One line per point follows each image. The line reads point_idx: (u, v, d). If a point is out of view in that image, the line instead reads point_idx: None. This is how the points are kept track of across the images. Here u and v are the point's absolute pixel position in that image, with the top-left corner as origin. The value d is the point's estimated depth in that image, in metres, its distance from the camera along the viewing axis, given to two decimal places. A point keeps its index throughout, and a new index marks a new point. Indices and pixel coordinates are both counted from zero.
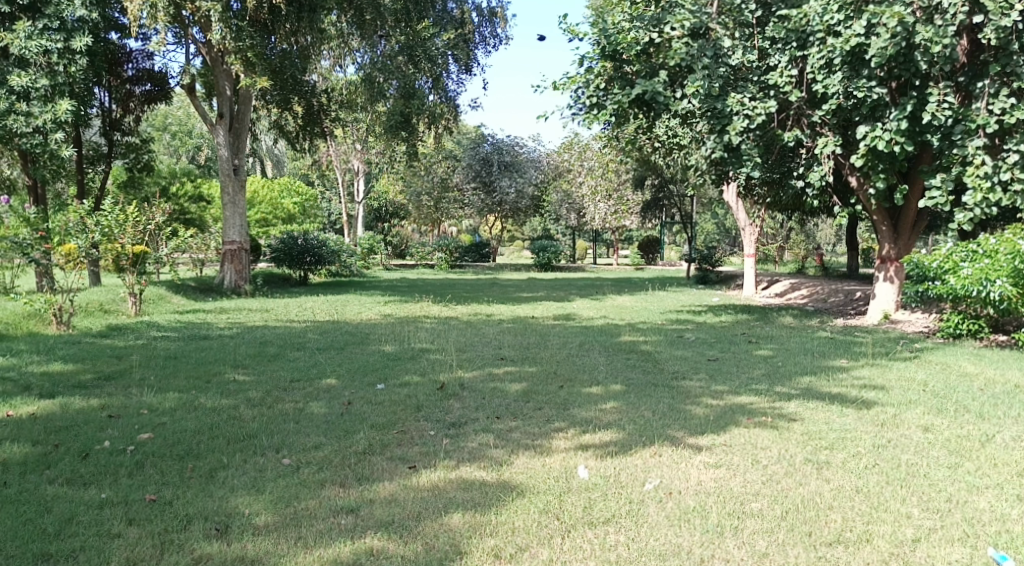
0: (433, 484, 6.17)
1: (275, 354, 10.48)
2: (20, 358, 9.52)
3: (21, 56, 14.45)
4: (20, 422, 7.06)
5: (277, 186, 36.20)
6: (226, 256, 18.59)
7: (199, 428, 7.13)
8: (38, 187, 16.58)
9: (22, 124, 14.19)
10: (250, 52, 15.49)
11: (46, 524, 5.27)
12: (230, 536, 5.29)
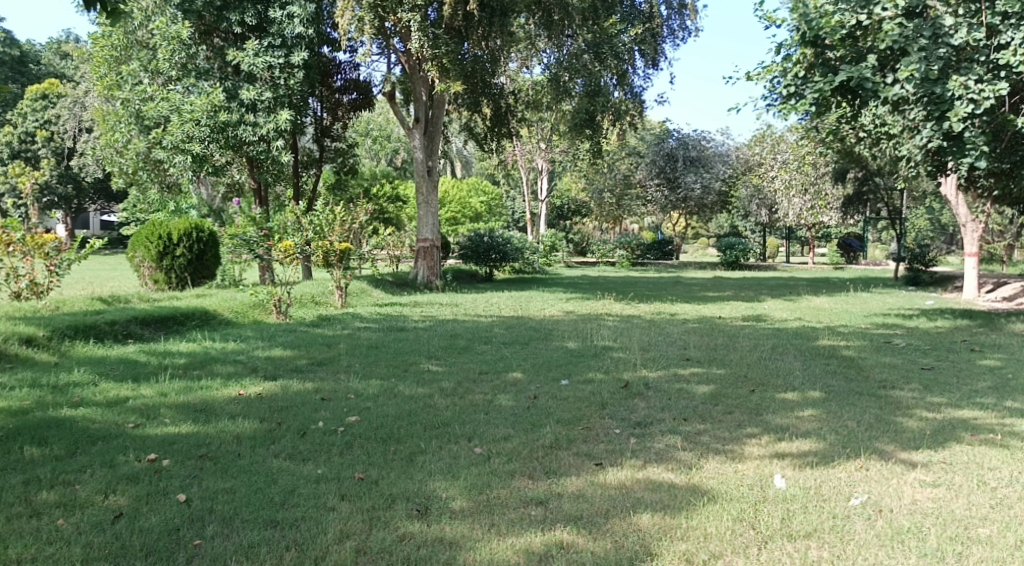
0: (621, 482, 6.09)
1: (464, 346, 10.78)
2: (245, 343, 10.34)
3: (250, 72, 15.98)
4: (249, 400, 7.65)
5: (465, 185, 37.27)
6: (420, 253, 19.37)
7: (400, 414, 7.44)
8: (262, 190, 18.00)
9: (249, 134, 15.81)
10: (445, 59, 16.00)
11: (273, 494, 5.63)
12: (430, 517, 5.46)
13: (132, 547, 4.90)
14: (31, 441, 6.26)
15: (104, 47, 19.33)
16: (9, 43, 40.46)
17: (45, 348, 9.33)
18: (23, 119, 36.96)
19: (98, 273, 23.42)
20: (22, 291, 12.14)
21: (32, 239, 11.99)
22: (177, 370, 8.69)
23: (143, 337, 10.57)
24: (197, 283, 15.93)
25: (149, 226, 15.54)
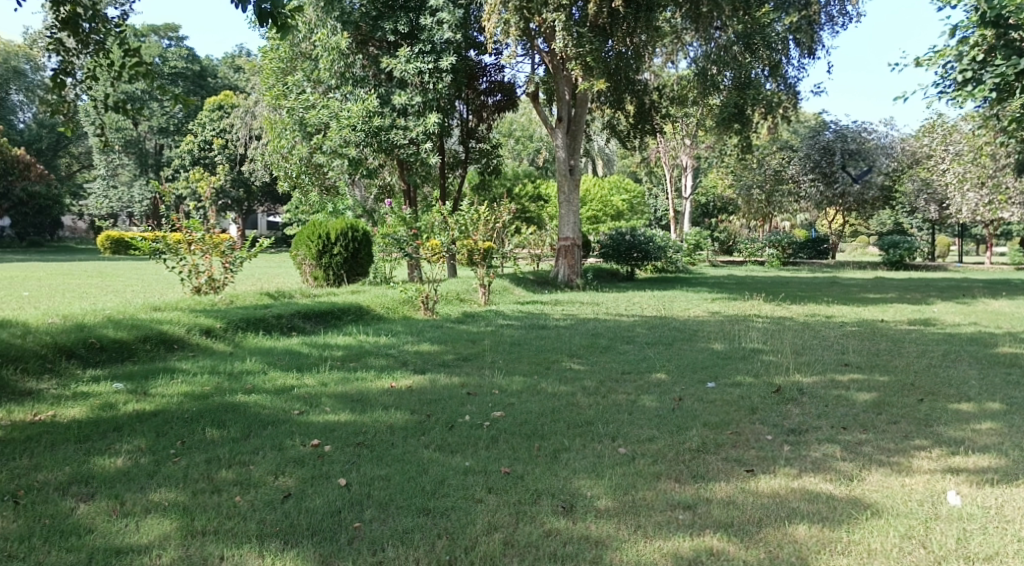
0: (774, 490, 5.79)
1: (607, 345, 10.63)
2: (395, 337, 10.60)
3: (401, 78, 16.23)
4: (399, 392, 7.81)
5: (606, 183, 37.00)
6: (561, 252, 19.32)
7: (543, 411, 7.39)
8: (411, 191, 18.53)
9: (400, 137, 16.22)
10: (590, 57, 15.85)
11: (424, 483, 5.67)
12: (576, 514, 5.36)
13: (300, 525, 5.00)
14: (210, 423, 6.57)
15: (271, 59, 20.30)
16: (189, 58, 43.51)
17: (221, 338, 9.89)
18: (201, 128, 39.57)
19: (262, 270, 24.77)
20: (201, 286, 12.96)
21: (211, 238, 12.85)
22: (335, 362, 9.00)
23: (305, 330, 11.02)
24: (352, 281, 16.53)
25: (310, 226, 16.31)
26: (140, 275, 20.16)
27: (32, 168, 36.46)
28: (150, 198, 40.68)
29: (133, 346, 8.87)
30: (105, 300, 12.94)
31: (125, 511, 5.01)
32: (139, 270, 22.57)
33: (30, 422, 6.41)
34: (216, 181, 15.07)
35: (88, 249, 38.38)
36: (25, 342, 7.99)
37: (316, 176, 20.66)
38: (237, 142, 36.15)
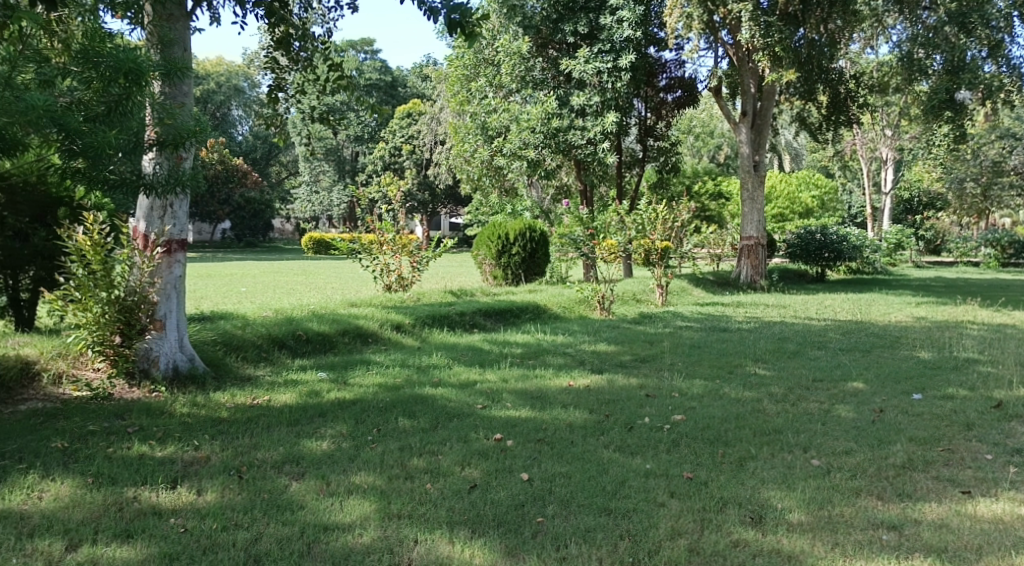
0: (997, 516, 5.34)
1: (795, 350, 10.20)
2: (573, 336, 10.66)
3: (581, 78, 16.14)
4: (578, 391, 7.86)
5: (795, 180, 35.51)
6: (743, 252, 18.73)
7: (727, 416, 7.20)
8: (587, 191, 18.54)
9: (578, 138, 16.32)
10: (778, 46, 15.10)
11: (605, 483, 5.65)
12: (765, 526, 5.16)
13: (486, 516, 5.10)
14: (403, 414, 6.88)
15: (456, 67, 20.51)
16: (381, 69, 45.83)
17: (410, 333, 10.34)
18: (392, 136, 41.47)
19: (446, 269, 25.64)
20: (392, 284, 13.59)
21: (400, 240, 13.41)
22: (515, 359, 9.19)
23: (487, 328, 11.32)
24: (529, 281, 16.76)
25: (490, 227, 16.75)
26: (336, 274, 21.44)
27: (247, 176, 39.74)
28: (347, 202, 43.32)
29: (334, 339, 9.45)
30: (306, 297, 13.85)
31: (331, 491, 5.30)
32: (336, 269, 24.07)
33: (248, 405, 6.96)
34: (405, 185, 15.77)
35: (293, 249, 41.39)
36: (243, 332, 8.71)
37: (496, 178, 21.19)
38: (425, 147, 37.64)
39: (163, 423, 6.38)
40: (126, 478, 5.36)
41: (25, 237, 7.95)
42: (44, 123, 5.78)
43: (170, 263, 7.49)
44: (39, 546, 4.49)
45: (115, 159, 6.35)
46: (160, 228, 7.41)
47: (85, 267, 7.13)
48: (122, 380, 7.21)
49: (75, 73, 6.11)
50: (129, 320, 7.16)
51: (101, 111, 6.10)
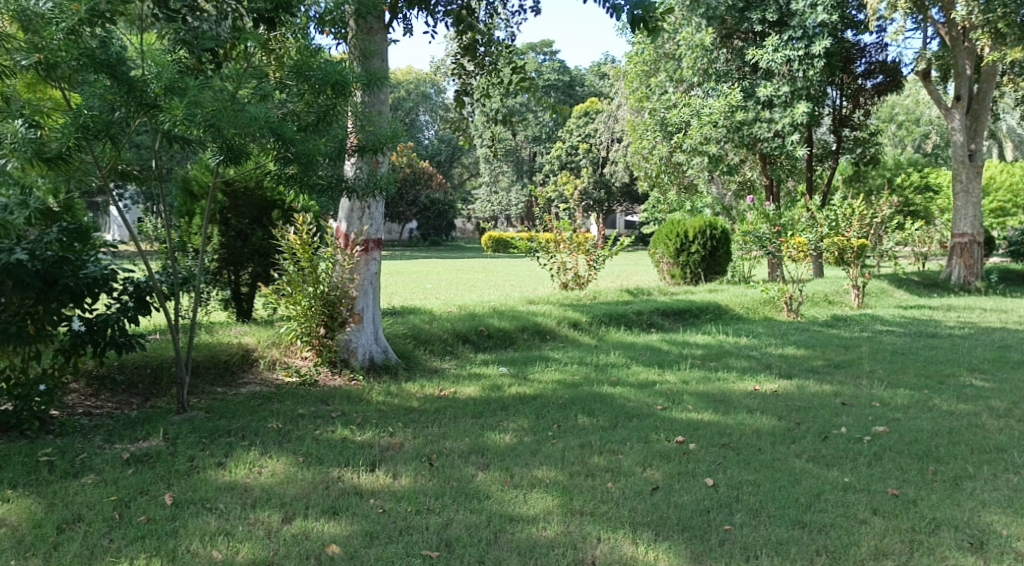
0: None
1: (1017, 361, 9.42)
2: (759, 339, 10.40)
3: (768, 69, 15.75)
4: (766, 396, 7.68)
5: (1015, 170, 32.65)
6: (956, 250, 17.50)
7: (937, 430, 6.78)
8: (773, 186, 17.88)
9: (764, 131, 15.81)
10: (1000, 23, 13.99)
11: (799, 495, 5.42)
12: (986, 553, 4.78)
13: (671, 519, 5.03)
14: (583, 411, 7.00)
15: (635, 64, 20.56)
16: (561, 69, 46.33)
17: (588, 331, 10.46)
18: (569, 135, 41.73)
19: (625, 268, 25.55)
20: (568, 282, 13.74)
21: (577, 238, 13.55)
22: (696, 360, 9.09)
23: (664, 327, 11.28)
24: (709, 280, 16.51)
25: (669, 225, 16.58)
26: (515, 272, 21.94)
27: (432, 178, 41.54)
28: (525, 201, 44.16)
29: (514, 335, 9.74)
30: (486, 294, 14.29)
31: (515, 483, 5.44)
32: (515, 267, 24.61)
33: (437, 396, 7.33)
34: (582, 184, 15.92)
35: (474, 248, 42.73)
36: (431, 327, 9.14)
37: (676, 174, 20.91)
38: (602, 146, 37.74)
39: (362, 410, 6.85)
40: (330, 459, 5.80)
41: (245, 237, 8.81)
42: (263, 133, 6.33)
43: (368, 260, 8.02)
44: (260, 516, 4.95)
45: (323, 165, 6.94)
46: (359, 228, 7.96)
47: (295, 264, 7.74)
48: (326, 368, 7.83)
49: (291, 87, 6.69)
50: (332, 314, 7.71)
51: (311, 121, 6.77)
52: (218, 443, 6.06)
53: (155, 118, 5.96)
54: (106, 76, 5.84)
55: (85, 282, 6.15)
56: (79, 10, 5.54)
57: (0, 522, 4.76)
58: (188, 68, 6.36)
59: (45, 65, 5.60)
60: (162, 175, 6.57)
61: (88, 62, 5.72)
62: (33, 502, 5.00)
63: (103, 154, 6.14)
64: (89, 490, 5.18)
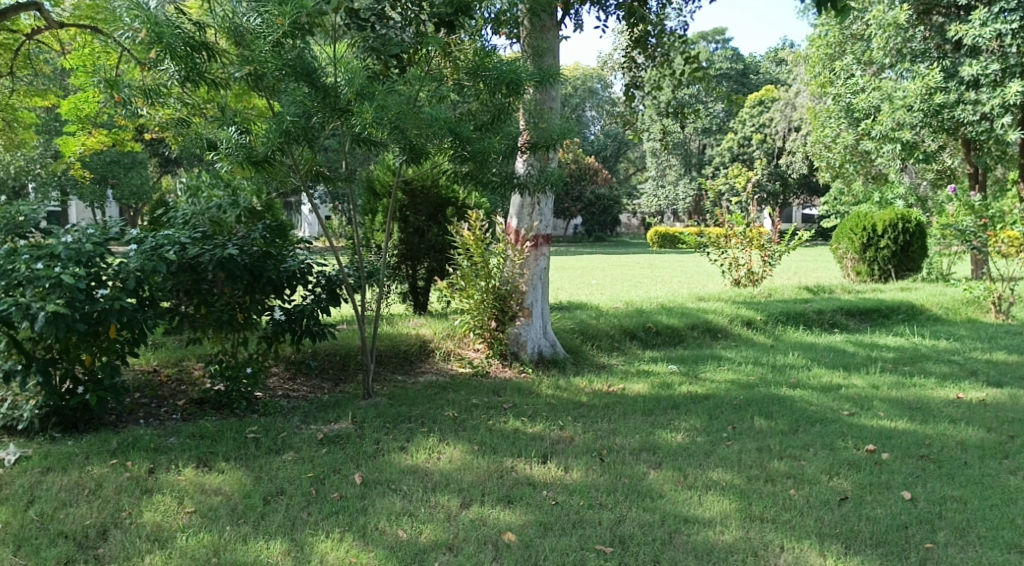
0: None
1: None
2: (963, 343, 9.75)
3: (975, 45, 13.93)
4: (972, 405, 7.20)
5: None
6: None
7: None
8: (978, 173, 16.72)
9: (969, 114, 14.05)
10: None
11: (1013, 515, 5.06)
12: None
13: (864, 533, 4.84)
14: (759, 413, 6.83)
15: (819, 47, 19.73)
16: (735, 57, 44.95)
17: (762, 330, 10.20)
18: (743, 126, 40.39)
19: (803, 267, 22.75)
20: (741, 279, 13.36)
21: (750, 232, 13.15)
22: (887, 364, 8.64)
23: (849, 327, 10.82)
24: (901, 277, 15.62)
25: (854, 217, 15.75)
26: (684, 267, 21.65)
27: (599, 173, 41.53)
28: (693, 195, 43.30)
29: (684, 333, 9.64)
30: (656, 290, 14.15)
31: (689, 484, 5.40)
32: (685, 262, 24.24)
33: (606, 391, 7.38)
34: (755, 177, 15.49)
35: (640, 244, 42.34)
36: (599, 323, 9.21)
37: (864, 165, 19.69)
38: (776, 135, 36.19)
39: (532, 402, 7.01)
40: (504, 449, 5.99)
41: (422, 233, 9.41)
42: (443, 132, 6.60)
43: (537, 256, 8.17)
44: (440, 500, 5.18)
45: (498, 162, 7.09)
46: (529, 224, 8.12)
47: (469, 258, 8.07)
48: (497, 360, 8.07)
49: (468, 87, 6.96)
50: (503, 307, 7.99)
51: (486, 120, 7.05)
52: (400, 428, 6.39)
53: (348, 122, 6.33)
54: (306, 84, 6.27)
55: (284, 274, 6.75)
56: (284, 23, 6.08)
57: (216, 490, 5.21)
58: (376, 74, 6.69)
59: (253, 75, 6.23)
60: (351, 175, 7.02)
61: (290, 72, 6.24)
62: (243, 474, 5.45)
63: (301, 158, 6.76)
64: (289, 466, 5.59)
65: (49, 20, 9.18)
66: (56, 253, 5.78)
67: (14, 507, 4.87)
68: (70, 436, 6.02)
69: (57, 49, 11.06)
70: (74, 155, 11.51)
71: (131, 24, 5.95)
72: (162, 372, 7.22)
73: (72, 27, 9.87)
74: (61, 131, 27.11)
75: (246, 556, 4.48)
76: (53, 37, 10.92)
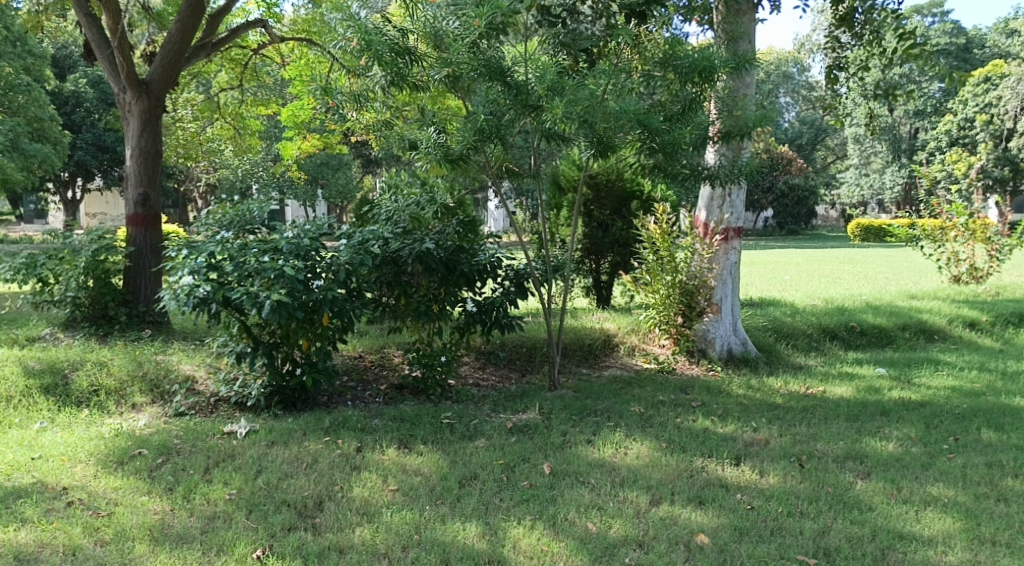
0: None
1: None
2: None
3: None
4: None
5: None
6: None
7: None
8: None
9: None
10: None
11: None
12: None
13: None
14: (987, 424, 6.29)
15: None
16: (953, 32, 41.39)
17: (988, 333, 9.41)
18: (964, 106, 36.78)
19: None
20: (961, 275, 12.47)
21: (974, 224, 12.04)
22: None
23: None
24: None
25: None
26: (891, 262, 20.40)
27: (793, 163, 39.70)
28: (903, 182, 40.19)
29: (893, 334, 9.06)
30: (864, 286, 13.38)
31: (903, 498, 5.06)
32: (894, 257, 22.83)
33: (804, 394, 7.04)
34: (977, 164, 14.76)
35: (837, 236, 40.17)
36: (794, 321, 8.83)
37: None
38: (1003, 115, 32.78)
39: (723, 402, 6.81)
40: (694, 448, 5.84)
41: (606, 228, 9.58)
42: (633, 124, 6.51)
43: (727, 250, 7.88)
44: (629, 496, 5.13)
45: (688, 153, 6.88)
46: (719, 216, 7.87)
47: (655, 253, 8.07)
48: (683, 357, 7.95)
49: (659, 77, 6.87)
50: (690, 303, 7.87)
51: (677, 110, 6.85)
52: (587, 422, 6.38)
53: (539, 118, 6.46)
54: (499, 82, 6.43)
55: (476, 267, 7.01)
56: (480, 25, 6.23)
57: (416, 471, 5.41)
58: (566, 68, 6.75)
59: (451, 77, 6.42)
60: (538, 171, 7.08)
61: (485, 72, 6.36)
62: (439, 457, 5.62)
63: (493, 156, 6.84)
64: (482, 452, 5.71)
65: (273, 34, 9.98)
66: (279, 248, 6.26)
67: (244, 475, 5.25)
68: (290, 413, 6.41)
69: (279, 62, 12.01)
70: (293, 159, 12.34)
71: (344, 34, 6.40)
72: (366, 357, 7.60)
73: (292, 40, 10.66)
74: (279, 137, 29.15)
75: (444, 536, 4.61)
76: (275, 49, 11.81)
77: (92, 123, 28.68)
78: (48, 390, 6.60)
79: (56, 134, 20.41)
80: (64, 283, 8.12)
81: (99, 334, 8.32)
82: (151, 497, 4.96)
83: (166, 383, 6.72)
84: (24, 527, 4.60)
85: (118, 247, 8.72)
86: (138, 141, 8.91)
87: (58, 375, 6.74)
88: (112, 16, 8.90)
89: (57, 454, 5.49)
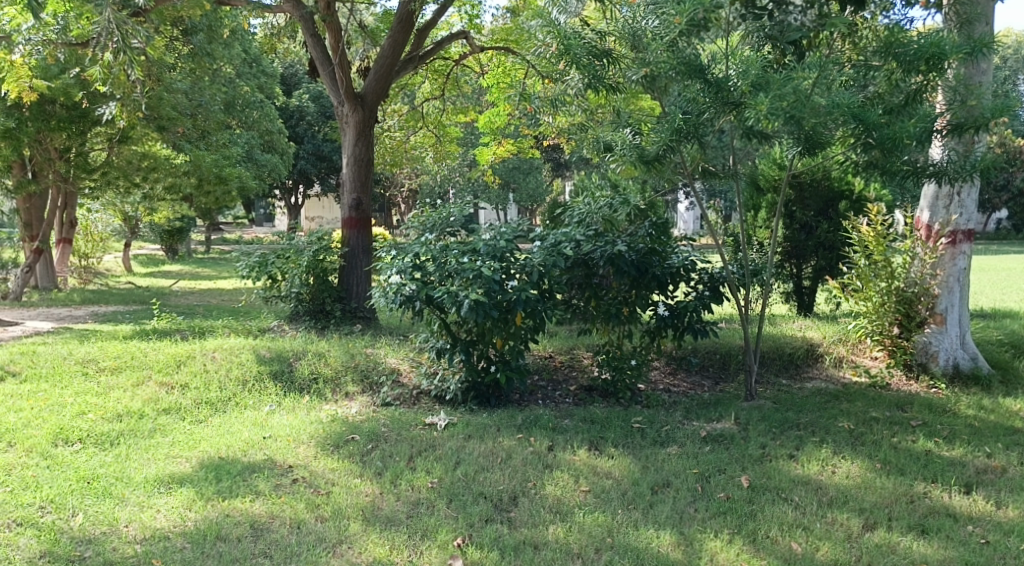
0: None
1: None
2: None
3: None
4: None
5: None
6: None
7: None
8: None
9: None
10: None
11: None
12: None
13: None
14: None
15: None
16: None
17: None
18: None
19: None
20: None
21: None
22: None
23: None
24: None
25: None
26: None
27: None
28: None
29: None
30: None
31: None
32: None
33: None
34: None
35: None
36: None
37: None
38: None
39: (948, 422, 6.16)
40: (914, 471, 5.31)
41: (810, 230, 9.02)
42: (846, 119, 6.03)
43: (955, 254, 7.20)
44: (839, 517, 4.72)
45: (909, 149, 6.27)
46: (945, 218, 7.21)
47: (868, 257, 7.41)
48: (900, 371, 7.29)
49: (878, 67, 6.34)
50: (909, 312, 7.24)
51: (898, 102, 6.31)
52: (788, 435, 5.97)
53: (741, 115, 6.06)
54: (699, 80, 6.15)
55: (670, 270, 6.74)
56: (681, 22, 5.98)
57: (608, 474, 5.25)
58: (771, 64, 6.42)
59: (649, 77, 6.21)
60: (736, 171, 6.73)
61: (684, 70, 6.11)
62: (631, 461, 5.44)
63: (689, 156, 6.52)
64: (675, 460, 5.47)
65: (474, 44, 10.22)
66: (477, 249, 6.32)
67: (444, 465, 5.31)
68: (485, 409, 6.44)
69: (479, 70, 12.29)
70: (490, 164, 12.48)
71: (544, 40, 6.45)
72: (557, 357, 7.53)
73: (491, 50, 10.83)
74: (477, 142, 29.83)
75: (639, 542, 4.43)
76: (475, 59, 12.06)
77: (312, 134, 30.59)
78: (276, 375, 7.00)
79: (283, 145, 21.83)
80: (289, 279, 8.64)
81: (317, 327, 8.77)
82: (363, 480, 5.11)
83: (375, 374, 6.96)
84: (258, 498, 4.84)
85: (335, 247, 9.19)
86: (353, 149, 9.38)
87: (284, 362, 7.15)
88: (333, 35, 9.32)
89: (283, 435, 5.79)
